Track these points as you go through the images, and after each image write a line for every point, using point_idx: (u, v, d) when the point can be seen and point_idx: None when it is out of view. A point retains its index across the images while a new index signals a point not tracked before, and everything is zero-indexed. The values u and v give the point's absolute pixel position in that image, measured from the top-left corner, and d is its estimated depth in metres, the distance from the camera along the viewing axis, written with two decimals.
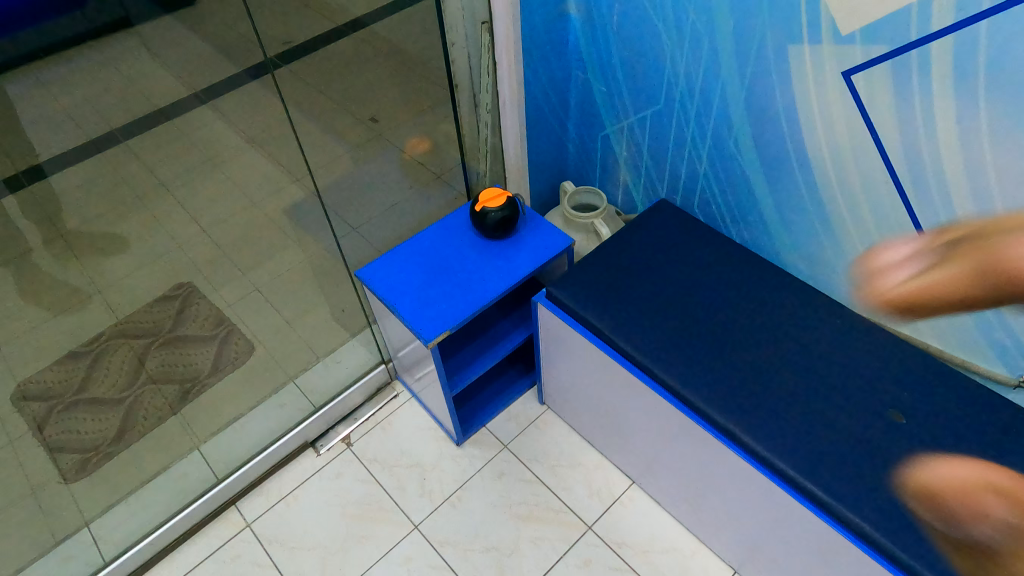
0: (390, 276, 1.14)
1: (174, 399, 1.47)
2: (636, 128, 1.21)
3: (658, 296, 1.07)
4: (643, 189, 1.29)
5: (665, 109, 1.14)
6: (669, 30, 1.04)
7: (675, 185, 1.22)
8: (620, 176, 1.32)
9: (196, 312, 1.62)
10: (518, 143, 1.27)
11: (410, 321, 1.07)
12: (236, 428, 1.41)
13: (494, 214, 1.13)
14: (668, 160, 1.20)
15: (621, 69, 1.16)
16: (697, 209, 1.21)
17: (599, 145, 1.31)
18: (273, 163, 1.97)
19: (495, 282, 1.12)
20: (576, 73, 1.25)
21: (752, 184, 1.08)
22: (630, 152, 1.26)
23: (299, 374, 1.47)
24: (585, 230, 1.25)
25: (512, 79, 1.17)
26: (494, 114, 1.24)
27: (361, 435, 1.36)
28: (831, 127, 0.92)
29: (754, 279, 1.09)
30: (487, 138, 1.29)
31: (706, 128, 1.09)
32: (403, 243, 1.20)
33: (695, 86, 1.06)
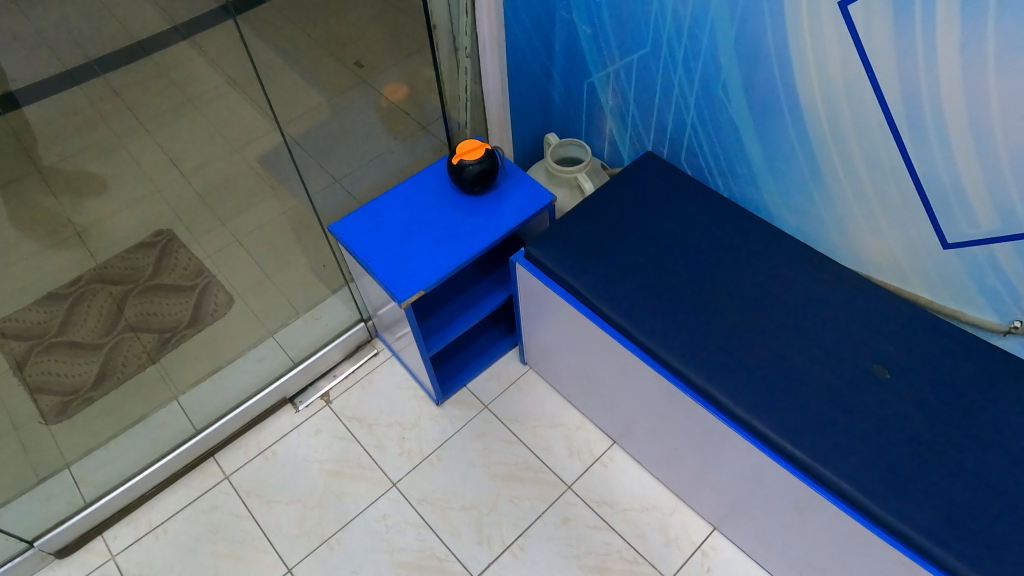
0: (364, 232, 1.10)
1: (153, 347, 1.44)
2: (623, 74, 1.10)
3: (640, 256, 1.02)
4: (630, 140, 1.19)
5: (652, 52, 1.02)
6: None
7: (663, 136, 1.11)
8: (606, 127, 1.22)
9: (176, 261, 1.59)
10: (498, 92, 1.20)
11: (383, 280, 1.04)
12: (213, 381, 1.39)
13: (472, 168, 1.08)
14: (654, 108, 1.08)
15: (605, 5, 1.04)
16: (685, 161, 1.11)
17: (585, 93, 1.21)
18: (255, 105, 1.89)
19: (473, 241, 1.07)
20: (560, 13, 1.13)
21: (739, 134, 0.97)
22: (616, 101, 1.16)
23: (277, 328, 1.45)
24: (569, 185, 1.19)
25: (492, 20, 1.08)
26: (474, 60, 1.17)
27: (341, 392, 1.35)
28: (826, 71, 0.81)
29: (745, 238, 1.02)
30: (467, 86, 1.23)
31: (694, 70, 0.97)
32: (378, 197, 1.15)
33: (679, 19, 0.93)
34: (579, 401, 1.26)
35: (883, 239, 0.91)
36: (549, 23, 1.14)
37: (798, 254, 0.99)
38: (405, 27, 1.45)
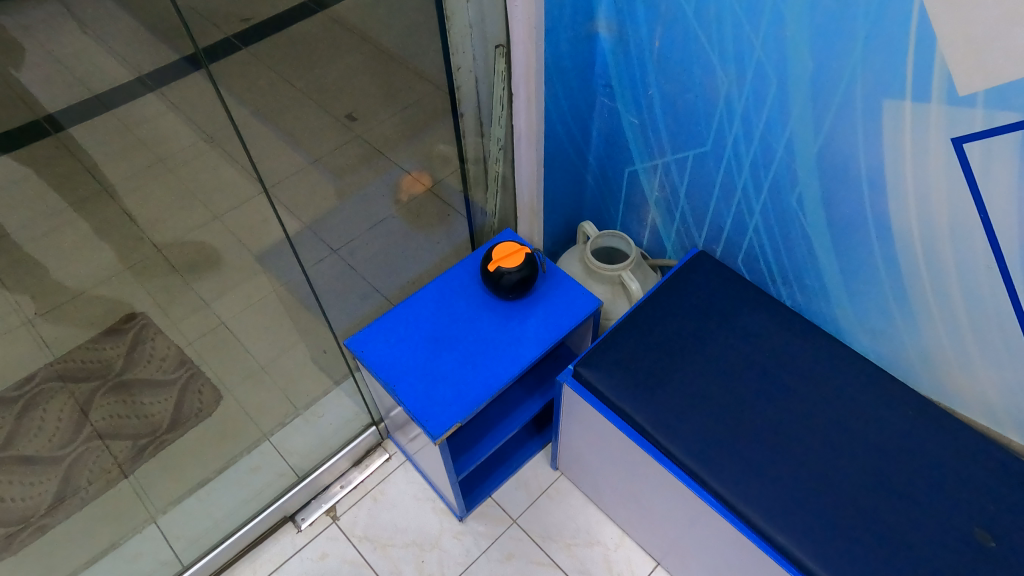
0: (387, 348, 0.97)
1: (125, 458, 1.27)
2: (673, 168, 1.02)
3: (701, 382, 0.93)
4: (676, 233, 1.12)
5: (712, 154, 0.95)
6: (725, 62, 0.84)
7: (719, 235, 1.05)
8: (649, 218, 1.14)
9: (151, 351, 1.41)
10: (532, 181, 1.08)
11: (413, 409, 0.91)
12: (200, 498, 1.21)
13: (510, 277, 0.96)
14: (711, 208, 1.02)
15: (659, 103, 0.96)
16: (741, 262, 1.05)
17: (624, 182, 1.12)
18: (236, 168, 1.74)
19: (513, 357, 0.96)
20: (600, 99, 1.04)
21: (813, 247, 0.93)
22: (663, 195, 1.08)
23: (274, 431, 1.27)
24: (610, 281, 1.10)
25: (530, 110, 0.97)
26: (507, 149, 1.06)
27: (350, 506, 1.20)
28: (927, 202, 0.78)
29: (812, 360, 0.95)
30: (496, 173, 1.12)
31: (763, 179, 0.92)
32: (400, 303, 1.02)
33: (754, 130, 0.88)
34: (612, 516, 1.16)
35: (975, 375, 0.88)
36: (588, 109, 1.05)
37: (870, 383, 0.92)
38: (415, 99, 1.35)
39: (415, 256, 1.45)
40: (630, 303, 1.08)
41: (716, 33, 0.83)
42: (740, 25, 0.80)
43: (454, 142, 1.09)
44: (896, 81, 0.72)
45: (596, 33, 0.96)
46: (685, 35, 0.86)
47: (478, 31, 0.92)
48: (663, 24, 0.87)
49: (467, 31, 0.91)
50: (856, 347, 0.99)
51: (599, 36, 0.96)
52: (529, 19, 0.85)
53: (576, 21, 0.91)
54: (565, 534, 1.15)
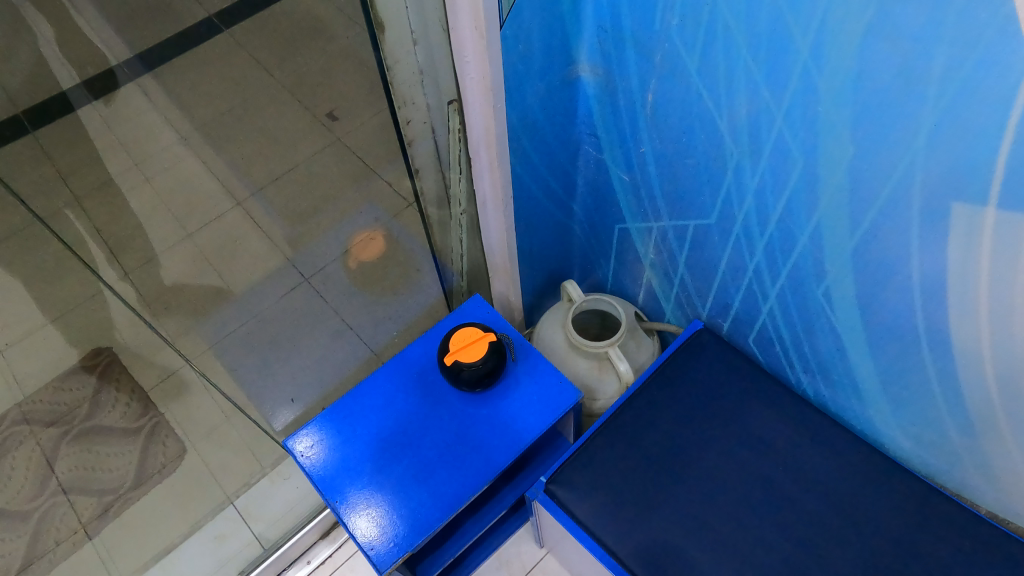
0: (330, 448, 0.85)
1: (90, 517, 1.22)
2: (670, 234, 0.86)
3: (694, 503, 0.77)
4: (675, 299, 0.95)
5: (717, 228, 0.78)
6: (737, 129, 0.66)
7: (724, 311, 0.88)
8: (645, 278, 0.98)
9: (116, 395, 1.33)
10: (504, 246, 0.92)
11: (353, 528, 0.79)
12: (165, 566, 1.15)
13: (469, 374, 0.81)
14: (716, 282, 0.85)
15: (654, 164, 0.79)
16: (752, 343, 0.88)
17: (614, 238, 0.96)
18: (204, 167, 1.56)
19: (476, 463, 0.82)
20: (586, 147, 0.88)
21: (844, 347, 0.75)
22: (659, 259, 0.92)
23: (237, 494, 1.21)
24: (596, 357, 0.95)
25: (495, 175, 0.80)
26: (471, 214, 0.88)
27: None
28: (1009, 323, 0.58)
29: (835, 478, 0.78)
30: (461, 238, 0.94)
31: (782, 264, 0.74)
32: (347, 392, 0.88)
33: (771, 210, 0.70)
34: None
35: None
36: (570, 161, 0.89)
37: (910, 512, 0.74)
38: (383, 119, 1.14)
39: (393, 293, 1.33)
40: (620, 384, 0.94)
41: (725, 95, 0.65)
42: (758, 90, 0.62)
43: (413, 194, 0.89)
44: (977, 180, 0.53)
45: (578, 77, 0.79)
46: (687, 92, 0.68)
47: (430, 79, 0.69)
48: (658, 76, 0.70)
49: (416, 81, 0.68)
50: (894, 454, 0.81)
51: (582, 82, 0.79)
52: (484, 79, 0.68)
53: (548, 71, 0.74)
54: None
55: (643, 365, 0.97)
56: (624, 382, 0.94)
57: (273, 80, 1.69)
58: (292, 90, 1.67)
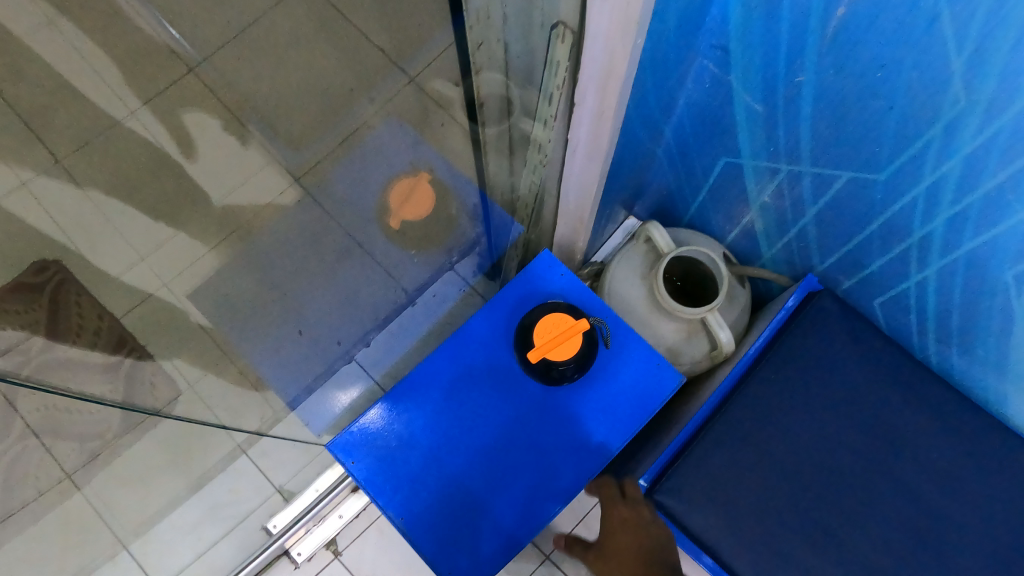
0: (410, 378, 0.73)
1: (72, 466, 1.00)
2: (807, 177, 0.74)
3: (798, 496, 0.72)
4: (782, 245, 0.88)
5: (887, 183, 0.66)
6: (979, 79, 0.51)
7: (852, 269, 0.80)
8: (745, 218, 0.90)
9: (80, 321, 0.82)
10: (588, 194, 0.72)
11: (355, 441, 0.72)
12: (177, 522, 1.10)
13: (562, 370, 0.69)
14: (858, 236, 0.75)
15: (812, 97, 0.65)
16: (876, 305, 0.82)
17: (716, 169, 0.84)
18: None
19: (564, 467, 0.70)
20: (704, 62, 0.71)
21: (1017, 328, 0.67)
22: (778, 202, 0.82)
23: (249, 442, 1.11)
24: (685, 320, 0.86)
25: (602, 124, 0.58)
26: (552, 159, 0.68)
27: (351, 543, 1.16)
28: None
29: (965, 465, 0.71)
30: (531, 183, 0.78)
31: (969, 238, 0.63)
32: (396, 385, 0.73)
33: (985, 181, 0.57)
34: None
35: None
36: (678, 81, 0.73)
37: None
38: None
39: (427, 242, 1.16)
40: (713, 347, 0.86)
41: (977, 36, 0.48)
42: None
43: (465, 106, 0.71)
44: None
45: None
46: (908, 23, 0.51)
47: None
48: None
49: None
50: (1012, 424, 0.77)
51: None
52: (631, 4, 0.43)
53: None
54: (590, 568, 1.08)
55: (735, 322, 0.93)
56: (716, 347, 0.86)
57: None
58: None
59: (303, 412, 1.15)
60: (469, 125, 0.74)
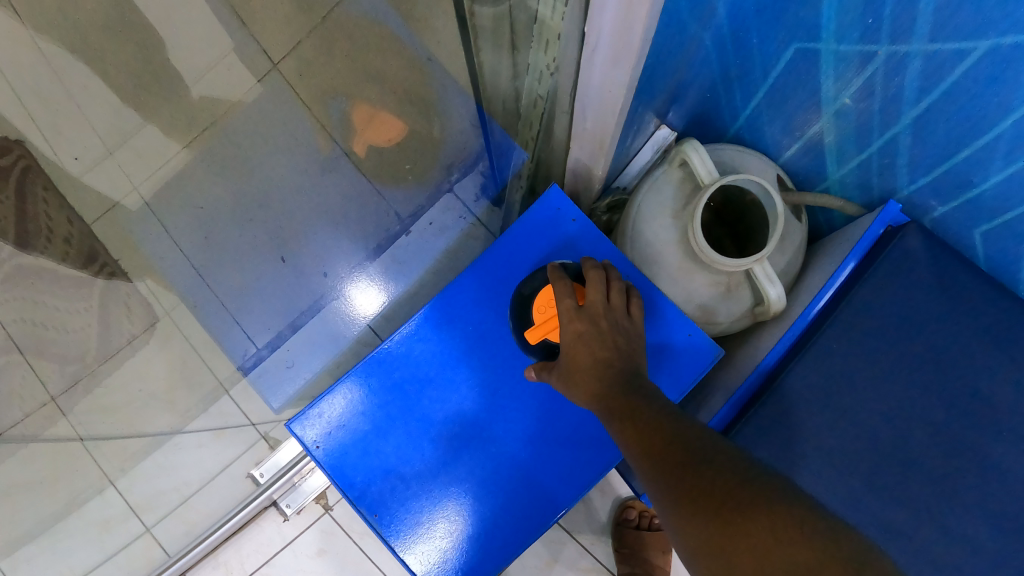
0: (378, 357, 0.67)
1: (57, 388, 0.90)
2: (917, 62, 0.54)
3: (849, 478, 0.64)
4: (857, 163, 0.69)
5: None
6: None
7: (954, 192, 0.63)
8: (811, 129, 0.70)
9: (49, 228, 0.87)
10: (607, 118, 0.53)
11: (316, 421, 0.67)
12: (159, 464, 0.97)
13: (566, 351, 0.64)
14: (975, 144, 0.57)
15: None
16: (976, 234, 0.65)
17: (782, 59, 0.64)
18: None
19: (549, 455, 0.67)
20: None
21: None
22: (863, 104, 0.62)
23: (232, 380, 0.99)
24: (723, 273, 0.69)
25: (634, 13, 0.39)
26: (558, 56, 0.49)
27: (340, 500, 1.11)
28: None
29: None
30: (534, 94, 0.60)
31: None
32: (365, 361, 0.67)
33: None
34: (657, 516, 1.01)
35: None
36: None
37: None
38: None
39: (418, 166, 0.99)
40: (756, 308, 0.71)
41: None
42: None
43: None
44: None
45: None
46: None
47: None
48: None
49: None
50: None
51: None
52: None
53: None
54: (604, 521, 1.03)
55: (785, 269, 0.74)
56: (761, 303, 0.71)
57: None
58: None
59: (287, 353, 1.02)
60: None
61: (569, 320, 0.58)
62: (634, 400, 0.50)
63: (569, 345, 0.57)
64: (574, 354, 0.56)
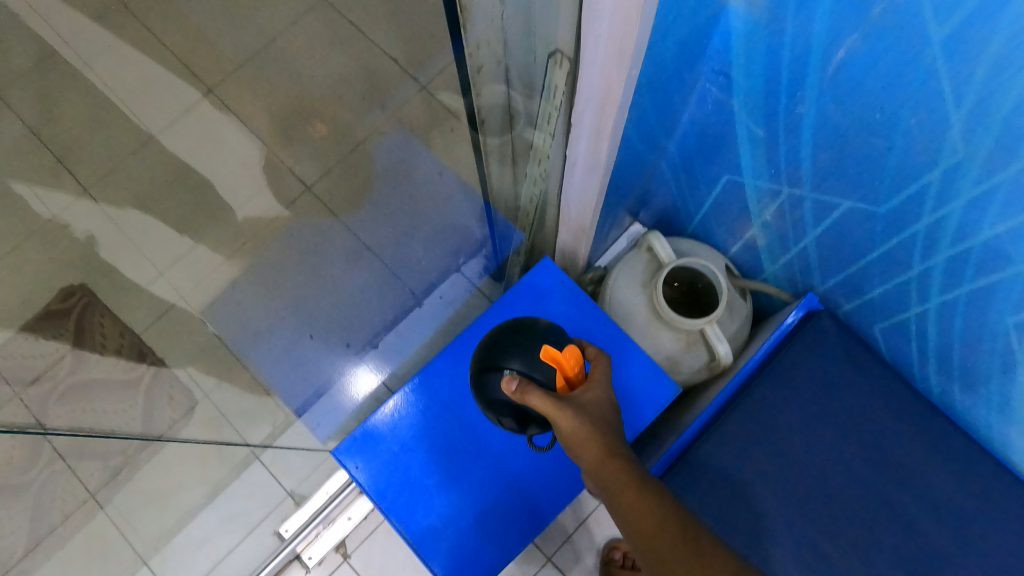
0: (410, 390, 0.78)
1: (98, 485, 1.01)
2: (805, 201, 0.70)
3: (783, 508, 0.75)
4: (784, 263, 0.83)
5: (884, 218, 0.63)
6: (969, 128, 0.49)
7: (853, 294, 0.76)
8: (747, 234, 0.84)
9: (103, 345, 1.01)
10: (587, 210, 0.73)
11: (357, 447, 0.77)
12: (192, 533, 1.11)
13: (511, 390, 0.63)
14: (856, 266, 0.72)
15: (811, 126, 0.62)
16: (877, 330, 0.79)
17: (713, 183, 0.80)
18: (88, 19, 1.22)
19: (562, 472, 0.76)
20: (706, 84, 0.68)
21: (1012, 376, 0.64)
22: (777, 222, 0.77)
23: (262, 448, 1.14)
24: (684, 331, 0.87)
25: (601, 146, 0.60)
26: (551, 171, 0.70)
27: (359, 547, 1.20)
28: None
29: (942, 487, 0.74)
30: (534, 195, 0.80)
31: (962, 283, 0.60)
32: (400, 391, 0.78)
33: (978, 231, 0.55)
34: None
35: None
36: (681, 101, 0.70)
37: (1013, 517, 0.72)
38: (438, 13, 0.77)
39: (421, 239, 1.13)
40: (712, 359, 0.87)
41: (964, 80, 0.47)
42: None
43: (467, 116, 0.74)
44: None
45: (723, 8, 0.58)
46: (895, 66, 0.50)
47: (520, 18, 0.51)
48: (864, 33, 0.50)
49: (501, 20, 0.50)
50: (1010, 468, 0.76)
51: (728, 18, 0.59)
52: (621, 48, 0.46)
53: (696, 18, 0.55)
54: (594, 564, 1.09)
55: (734, 334, 0.88)
56: (715, 358, 0.87)
57: None
58: None
59: (310, 417, 1.16)
60: (470, 132, 0.77)
61: (596, 383, 0.62)
62: (646, 478, 0.56)
63: (591, 400, 0.60)
64: (595, 408, 0.59)
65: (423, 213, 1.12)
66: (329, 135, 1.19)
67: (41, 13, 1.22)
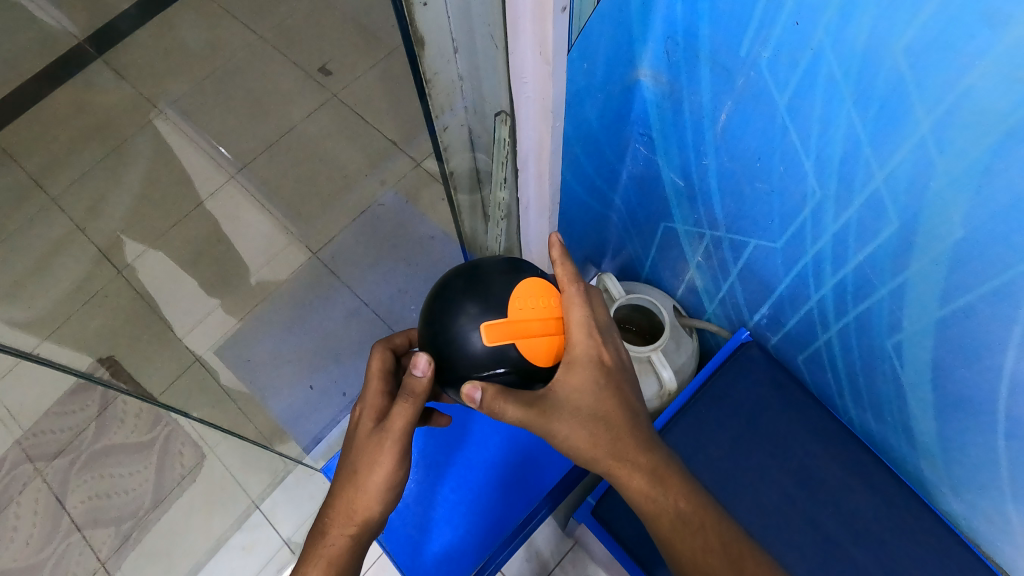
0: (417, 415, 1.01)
1: (108, 552, 1.19)
2: (724, 242, 0.80)
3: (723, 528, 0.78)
4: (720, 301, 0.92)
5: (783, 253, 0.72)
6: (821, 170, 0.59)
7: (776, 327, 0.84)
8: (687, 275, 0.94)
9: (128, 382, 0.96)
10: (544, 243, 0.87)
11: None
12: None
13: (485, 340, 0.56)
14: (774, 299, 0.80)
15: (716, 177, 0.72)
16: (800, 361, 0.85)
17: (655, 228, 0.90)
18: (158, 115, 1.49)
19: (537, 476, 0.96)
20: (636, 143, 0.80)
21: (910, 400, 0.69)
22: (708, 263, 0.87)
23: (262, 498, 1.22)
24: (634, 359, 0.94)
25: (543, 182, 0.75)
26: (510, 212, 0.83)
27: None
28: None
29: (870, 509, 0.76)
30: (501, 239, 0.92)
31: (849, 307, 0.68)
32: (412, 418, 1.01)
33: (850, 258, 0.63)
34: None
35: None
36: (617, 158, 0.82)
37: (941, 538, 0.73)
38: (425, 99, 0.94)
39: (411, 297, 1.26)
40: (661, 387, 0.93)
41: (809, 132, 0.58)
42: (858, 148, 0.54)
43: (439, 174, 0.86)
44: None
45: (635, 81, 0.71)
46: (763, 123, 0.61)
47: (471, 83, 0.62)
48: (735, 99, 0.62)
49: (456, 87, 0.62)
50: (941, 507, 0.77)
51: (639, 86, 0.71)
52: (544, 99, 0.60)
53: (609, 84, 0.67)
54: None
55: (683, 366, 0.96)
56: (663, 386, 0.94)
57: (265, 45, 1.55)
58: (288, 55, 1.53)
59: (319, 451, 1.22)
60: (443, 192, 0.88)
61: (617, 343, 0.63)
62: None
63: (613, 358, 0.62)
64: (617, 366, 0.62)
65: (416, 271, 1.26)
66: (340, 209, 1.35)
67: (120, 123, 1.48)
